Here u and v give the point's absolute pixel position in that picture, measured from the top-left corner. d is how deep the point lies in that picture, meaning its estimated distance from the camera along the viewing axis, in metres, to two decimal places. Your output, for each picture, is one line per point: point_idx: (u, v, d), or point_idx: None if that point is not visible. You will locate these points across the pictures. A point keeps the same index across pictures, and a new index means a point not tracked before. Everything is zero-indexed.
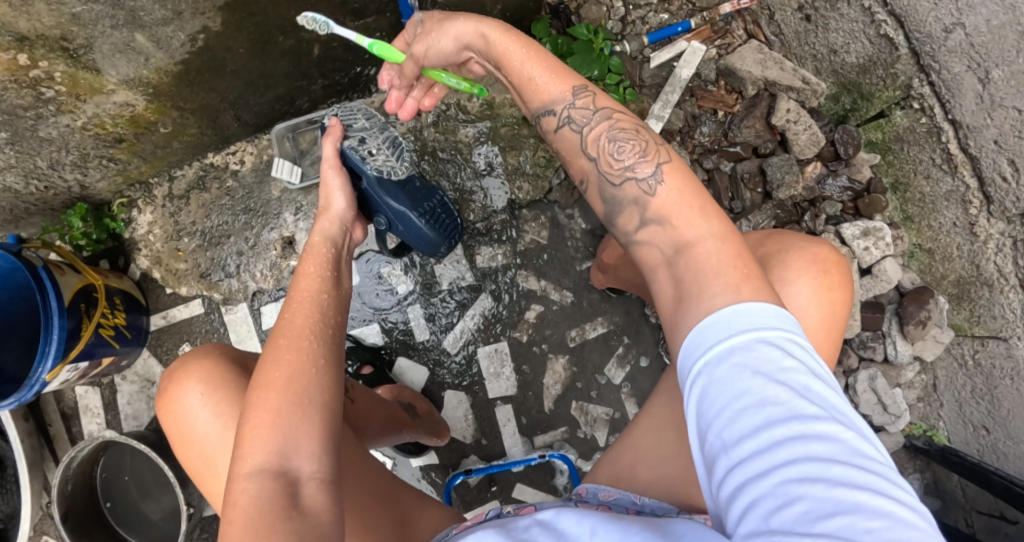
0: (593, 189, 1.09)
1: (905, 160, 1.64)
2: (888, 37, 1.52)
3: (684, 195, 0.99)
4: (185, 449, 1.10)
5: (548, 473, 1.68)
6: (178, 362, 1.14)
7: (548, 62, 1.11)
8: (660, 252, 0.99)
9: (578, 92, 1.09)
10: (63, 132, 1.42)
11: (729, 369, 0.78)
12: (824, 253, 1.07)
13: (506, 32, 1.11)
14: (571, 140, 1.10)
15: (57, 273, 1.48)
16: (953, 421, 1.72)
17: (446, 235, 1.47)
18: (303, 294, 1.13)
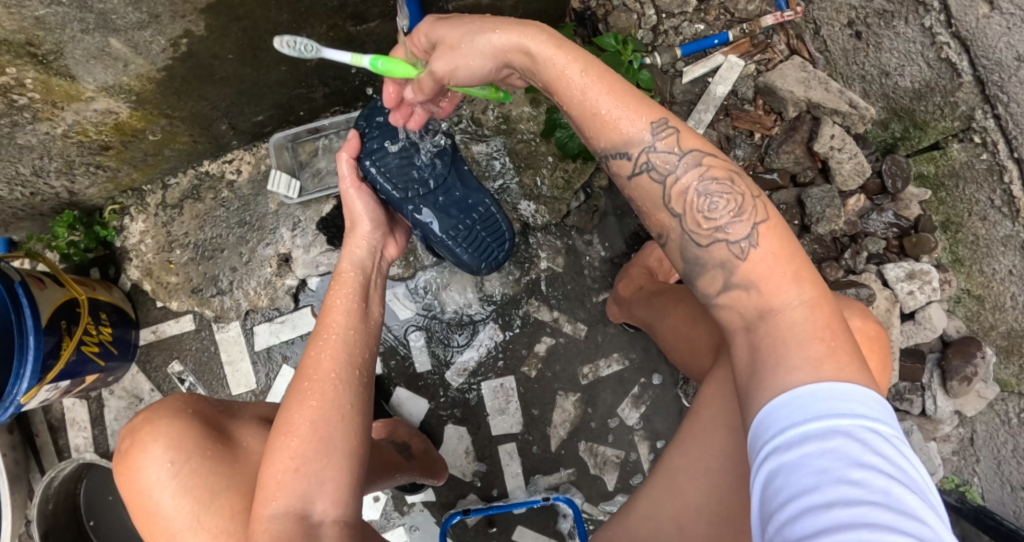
0: (672, 245, 0.95)
1: (959, 198, 1.49)
2: (950, 61, 1.36)
3: (777, 256, 0.87)
4: (149, 520, 1.16)
5: (552, 517, 1.58)
6: (141, 422, 1.19)
7: (621, 95, 0.95)
8: (745, 323, 0.88)
9: (660, 130, 0.93)
10: (43, 139, 1.32)
11: (799, 459, 0.69)
12: (869, 321, 1.02)
13: (561, 51, 0.95)
14: (651, 190, 0.95)
15: (37, 288, 1.39)
16: (989, 478, 1.55)
17: (480, 257, 1.39)
18: (331, 334, 1.18)
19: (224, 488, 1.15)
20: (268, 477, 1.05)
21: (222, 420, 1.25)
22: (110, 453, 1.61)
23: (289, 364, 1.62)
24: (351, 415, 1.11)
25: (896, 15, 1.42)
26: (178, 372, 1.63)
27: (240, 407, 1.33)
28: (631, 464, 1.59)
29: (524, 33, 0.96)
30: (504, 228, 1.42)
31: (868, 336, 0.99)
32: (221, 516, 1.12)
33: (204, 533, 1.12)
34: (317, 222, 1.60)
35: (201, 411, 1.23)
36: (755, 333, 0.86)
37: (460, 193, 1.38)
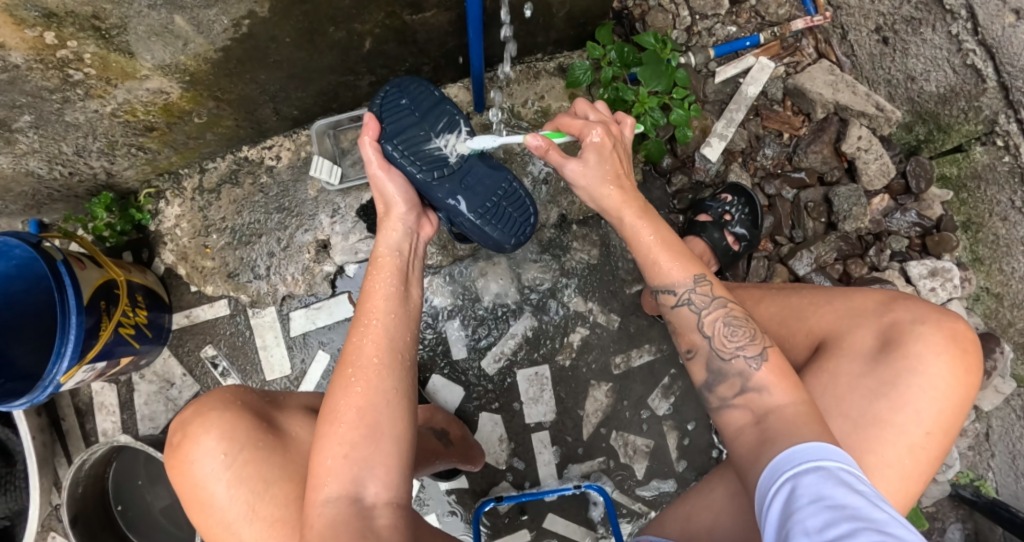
0: (699, 360, 1.09)
1: (981, 199, 1.55)
2: (975, 67, 1.42)
3: (779, 373, 1.01)
4: (203, 511, 1.18)
5: (583, 505, 1.61)
6: (189, 416, 1.21)
7: (659, 238, 1.12)
8: (753, 420, 0.99)
9: (697, 280, 1.10)
10: (91, 117, 1.31)
11: (815, 479, 0.82)
12: (960, 330, 1.06)
13: (613, 183, 1.15)
14: (685, 319, 1.11)
15: (78, 268, 1.37)
16: (1003, 472, 1.61)
17: (510, 234, 1.31)
18: (374, 322, 1.17)
19: (276, 477, 1.16)
20: (318, 462, 1.05)
21: (271, 410, 1.27)
22: (141, 437, 1.60)
23: (324, 350, 1.63)
24: (397, 400, 1.10)
25: (924, 22, 1.49)
26: (211, 357, 1.63)
27: (286, 396, 1.34)
28: (660, 454, 1.62)
29: (585, 157, 1.15)
30: (528, 205, 1.35)
31: (958, 345, 1.04)
32: (275, 505, 1.14)
33: (259, 522, 1.14)
34: (357, 209, 1.61)
35: (249, 402, 1.25)
36: (764, 427, 0.97)
37: (481, 168, 1.31)
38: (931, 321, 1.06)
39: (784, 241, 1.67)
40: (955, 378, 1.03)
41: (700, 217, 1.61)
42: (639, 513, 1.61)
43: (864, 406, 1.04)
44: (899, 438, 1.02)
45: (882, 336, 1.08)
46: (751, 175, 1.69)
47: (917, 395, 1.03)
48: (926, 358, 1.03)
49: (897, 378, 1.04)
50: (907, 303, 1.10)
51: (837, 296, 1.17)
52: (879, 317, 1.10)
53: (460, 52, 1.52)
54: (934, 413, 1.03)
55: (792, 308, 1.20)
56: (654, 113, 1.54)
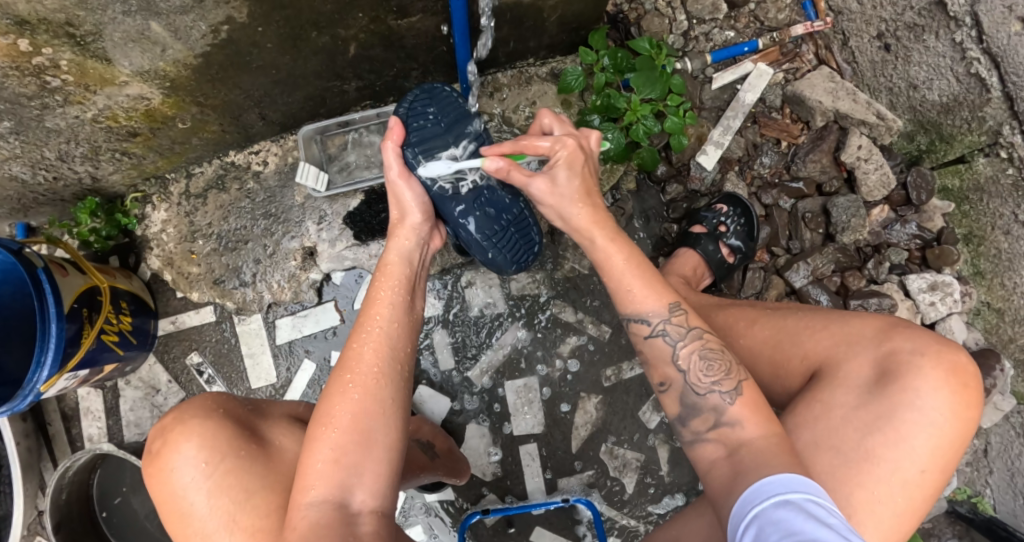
0: (672, 394, 1.09)
1: (983, 212, 1.51)
2: (980, 77, 1.38)
3: (752, 408, 1.01)
4: (183, 523, 1.15)
5: (571, 518, 1.58)
6: (171, 420, 1.20)
7: (630, 264, 1.14)
8: (724, 454, 1.00)
9: (673, 309, 1.11)
10: (72, 123, 1.29)
11: (787, 514, 0.82)
12: (961, 362, 1.03)
13: (582, 201, 1.18)
14: (659, 350, 1.11)
15: (60, 274, 1.36)
16: (1001, 489, 1.57)
17: (513, 260, 1.33)
18: (374, 326, 1.17)
19: (259, 486, 1.14)
20: (306, 466, 1.04)
21: (254, 420, 1.25)
22: (126, 443, 1.58)
23: (310, 358, 1.61)
24: (391, 408, 1.09)
25: (926, 29, 1.44)
26: (196, 364, 1.61)
27: (270, 405, 1.33)
28: (651, 468, 1.59)
29: (554, 174, 1.18)
30: (533, 234, 1.35)
31: (956, 378, 1.01)
32: (257, 515, 1.11)
33: (239, 532, 1.11)
34: (344, 216, 1.58)
35: (231, 411, 1.24)
36: (736, 460, 0.97)
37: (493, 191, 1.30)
38: (931, 353, 1.02)
39: (780, 252, 1.64)
40: (950, 412, 1.00)
41: (694, 228, 1.57)
42: (627, 527, 1.59)
43: (857, 441, 1.01)
44: (893, 473, 0.99)
45: (880, 367, 1.04)
46: (748, 184, 1.65)
47: (914, 432, 1.00)
48: (925, 393, 1.00)
49: (892, 413, 1.01)
50: (907, 332, 1.06)
51: (834, 319, 1.12)
52: (876, 345, 1.06)
53: (450, 58, 1.49)
54: (929, 449, 1.00)
55: (786, 330, 1.16)
56: (647, 120, 1.49)
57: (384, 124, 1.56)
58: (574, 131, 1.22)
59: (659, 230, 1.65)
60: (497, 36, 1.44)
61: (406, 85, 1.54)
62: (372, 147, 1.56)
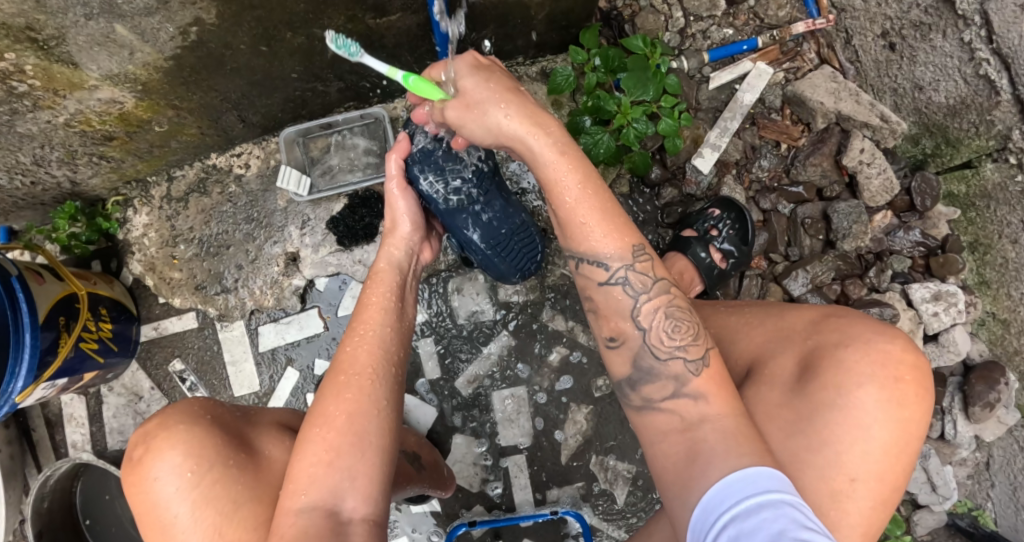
0: (625, 352, 1.00)
1: (989, 219, 1.44)
2: (988, 78, 1.31)
3: (718, 382, 0.93)
4: (165, 533, 1.13)
5: (560, 530, 1.55)
6: (156, 425, 1.17)
7: (584, 187, 0.99)
8: (681, 427, 0.93)
9: (636, 252, 1.00)
10: (44, 128, 1.26)
11: (757, 524, 0.75)
12: (898, 355, 0.95)
13: (506, 101, 1.01)
14: (618, 300, 1.00)
15: (37, 282, 1.33)
16: (1004, 505, 1.52)
17: (516, 268, 1.38)
18: (368, 329, 1.14)
19: (246, 498, 1.12)
20: (297, 469, 1.01)
21: (245, 428, 1.22)
22: (108, 451, 1.56)
23: (293, 366, 1.57)
24: (384, 412, 1.07)
25: (933, 28, 1.38)
26: (179, 371, 1.58)
27: (259, 411, 1.30)
28: (642, 479, 1.55)
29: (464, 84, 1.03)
30: (536, 243, 1.39)
31: (892, 374, 0.94)
32: (242, 529, 1.10)
33: None
34: (328, 221, 1.54)
35: (219, 416, 1.21)
36: (692, 436, 0.90)
37: (500, 202, 1.32)
38: (858, 343, 0.96)
39: (778, 259, 1.58)
40: (886, 413, 0.93)
41: (685, 231, 1.52)
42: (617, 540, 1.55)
43: (781, 442, 0.94)
44: (818, 478, 0.91)
45: (804, 362, 0.99)
46: (745, 188, 1.60)
47: (836, 432, 0.92)
48: (849, 389, 0.93)
49: (816, 412, 0.94)
50: (839, 323, 1.00)
51: (770, 314, 1.08)
52: (805, 338, 1.01)
53: (435, 58, 1.44)
54: (862, 455, 0.92)
55: (725, 328, 1.11)
56: (638, 124, 1.43)
57: (368, 126, 1.52)
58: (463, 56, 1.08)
59: (654, 235, 1.60)
60: (482, 35, 1.39)
61: (390, 87, 1.50)
62: (355, 150, 1.52)
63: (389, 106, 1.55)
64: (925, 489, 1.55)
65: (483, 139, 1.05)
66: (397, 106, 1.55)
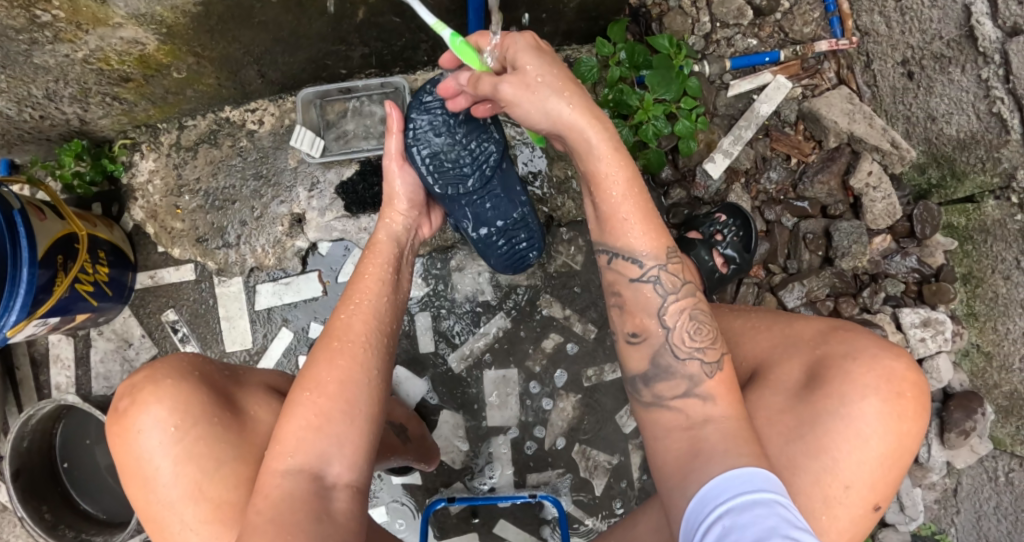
0: (645, 348, 1.02)
1: (985, 253, 1.48)
2: (1000, 116, 1.34)
3: (727, 386, 0.97)
4: (145, 486, 1.13)
5: (536, 514, 1.57)
6: (142, 378, 1.16)
7: (631, 187, 1.02)
8: (685, 425, 0.96)
9: (670, 255, 1.03)
10: (61, 62, 1.24)
11: (749, 519, 0.78)
12: (901, 371, 0.98)
13: (569, 93, 1.04)
14: (647, 299, 1.03)
15: (37, 218, 1.32)
16: (966, 530, 1.57)
17: (504, 263, 1.37)
18: (362, 300, 1.16)
19: (229, 458, 1.12)
20: (286, 430, 1.02)
21: (229, 388, 1.21)
22: (93, 396, 1.54)
23: (288, 328, 1.56)
24: (373, 384, 1.09)
25: (953, 61, 1.41)
26: (172, 321, 1.56)
27: (247, 372, 1.30)
28: (621, 473, 1.58)
29: (523, 67, 1.04)
30: (533, 242, 1.36)
31: (893, 388, 0.96)
32: (223, 487, 1.10)
33: (204, 503, 1.09)
34: (337, 186, 1.53)
35: (207, 374, 1.21)
36: (697, 435, 0.93)
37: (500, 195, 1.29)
38: (863, 357, 0.99)
39: (776, 270, 1.61)
40: (884, 425, 0.95)
41: (690, 233, 1.54)
42: (591, 528, 1.58)
43: (780, 446, 0.96)
44: (813, 479, 0.94)
45: (810, 370, 1.01)
46: (751, 197, 1.62)
47: (835, 439, 0.95)
48: (849, 397, 0.96)
49: (817, 418, 0.96)
50: (845, 337, 1.03)
51: (780, 322, 1.11)
52: (812, 349, 1.04)
53: (462, 34, 1.43)
54: (855, 463, 0.94)
55: (732, 331, 1.15)
56: (658, 121, 1.44)
57: (387, 95, 1.51)
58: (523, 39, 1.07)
59: None
60: (512, 16, 1.39)
61: (415, 57, 1.48)
62: (372, 118, 1.51)
63: (410, 78, 1.54)
64: (893, 508, 1.59)
65: (539, 125, 1.06)
66: (418, 79, 1.54)
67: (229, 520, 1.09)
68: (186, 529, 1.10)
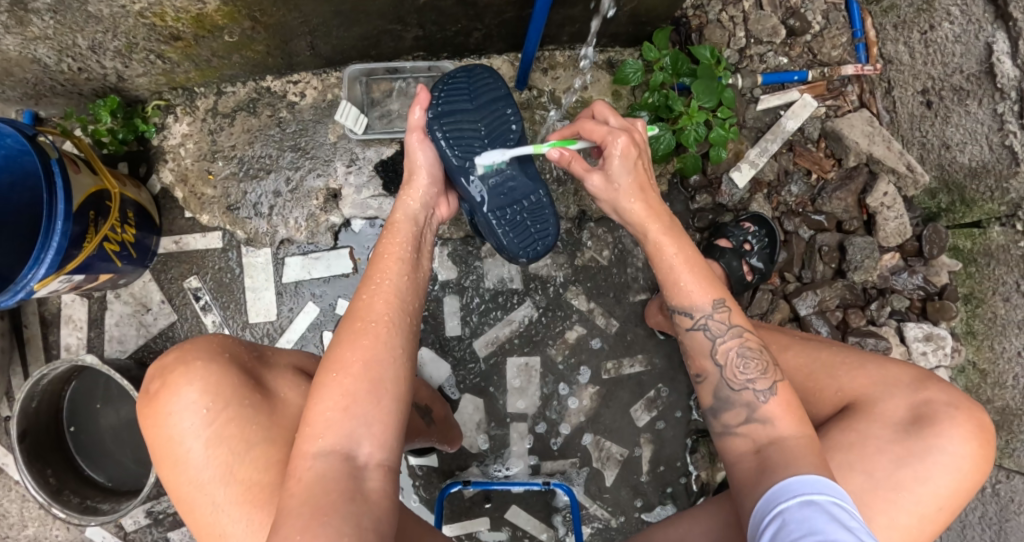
0: (708, 385, 1.08)
1: (987, 276, 1.57)
2: (1013, 149, 1.43)
3: (786, 406, 1.01)
4: (176, 470, 1.02)
5: (548, 502, 1.60)
6: (174, 358, 1.05)
7: (685, 260, 1.09)
8: (753, 448, 1.00)
9: (719, 305, 1.07)
10: (115, 13, 1.19)
11: (805, 513, 0.84)
12: (987, 422, 1.05)
13: (638, 196, 1.11)
14: (700, 344, 1.08)
15: (72, 170, 1.27)
16: (950, 537, 1.65)
17: (522, 248, 1.23)
18: (384, 278, 1.07)
19: (260, 439, 1.02)
20: (313, 412, 0.95)
21: (259, 369, 1.10)
22: (107, 358, 1.51)
23: (315, 302, 1.56)
24: (401, 361, 1.01)
25: (971, 94, 1.49)
26: (194, 288, 1.54)
27: (274, 352, 1.18)
28: (632, 467, 1.61)
29: (609, 167, 1.11)
30: (551, 226, 1.24)
31: (984, 436, 1.03)
32: (256, 469, 1.00)
33: (236, 485, 1.00)
34: (376, 164, 1.54)
35: (236, 357, 1.09)
36: (764, 457, 0.97)
37: (519, 175, 1.21)
38: (963, 407, 1.04)
39: (791, 279, 1.69)
40: (974, 465, 1.02)
41: (719, 241, 1.61)
42: (600, 519, 1.60)
43: (888, 470, 1.01)
44: (912, 506, 0.99)
45: (914, 410, 1.05)
46: (772, 208, 1.69)
47: (935, 472, 1.00)
48: (950, 440, 1.01)
49: (925, 452, 1.01)
50: (940, 384, 1.07)
51: (871, 360, 1.13)
52: (913, 390, 1.07)
53: (515, 27, 1.46)
54: (947, 493, 1.01)
55: (823, 361, 1.16)
56: (700, 127, 1.50)
57: (433, 79, 1.54)
58: (626, 123, 1.14)
59: None
60: (568, 13, 1.42)
61: (464, 44, 1.50)
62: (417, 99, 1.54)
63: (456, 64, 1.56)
64: None
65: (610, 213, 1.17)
66: (464, 66, 1.56)
67: (265, 504, 0.98)
68: (218, 513, 1.00)
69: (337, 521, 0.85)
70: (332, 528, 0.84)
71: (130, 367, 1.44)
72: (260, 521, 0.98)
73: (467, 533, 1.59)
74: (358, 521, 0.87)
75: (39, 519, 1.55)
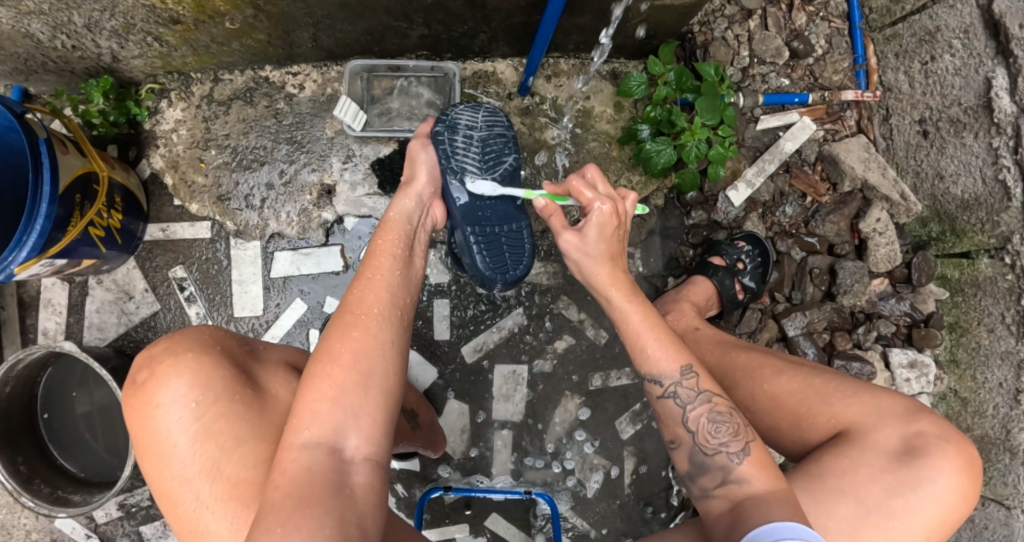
0: (681, 451, 1.07)
1: (973, 306, 1.58)
2: (1005, 183, 1.44)
3: (759, 466, 1.00)
4: (159, 464, 0.99)
5: (528, 511, 1.58)
6: (161, 347, 1.03)
7: (651, 323, 1.12)
8: (730, 507, 0.99)
9: (686, 371, 1.08)
10: None
11: None
12: (974, 456, 1.05)
13: (608, 263, 1.16)
14: (669, 411, 1.09)
15: (60, 151, 1.23)
16: None
17: (492, 269, 1.23)
18: (377, 274, 1.09)
19: (249, 436, 0.99)
20: (303, 403, 0.94)
21: (250, 363, 1.08)
22: (85, 345, 1.47)
23: (303, 298, 1.53)
24: (391, 353, 1.01)
25: (967, 127, 1.50)
26: (179, 278, 1.51)
27: (266, 346, 1.16)
28: (613, 481, 1.60)
29: (585, 229, 1.16)
30: (524, 256, 1.25)
31: (973, 470, 1.04)
32: (245, 466, 0.98)
33: (222, 482, 0.97)
34: (372, 161, 1.52)
35: (228, 350, 1.07)
36: (742, 514, 0.97)
37: (500, 201, 1.25)
38: (954, 441, 1.04)
39: (781, 299, 1.70)
40: (961, 497, 1.03)
41: (713, 258, 1.61)
42: (580, 530, 1.60)
43: (880, 499, 1.01)
44: (900, 534, 1.00)
45: (906, 441, 1.05)
46: (766, 228, 1.70)
47: (924, 504, 1.01)
48: (940, 472, 1.02)
49: (916, 483, 1.02)
50: (932, 416, 1.07)
51: (864, 389, 1.12)
52: (905, 422, 1.07)
53: (521, 32, 1.45)
54: (936, 524, 1.02)
55: (815, 387, 1.15)
56: (700, 144, 1.50)
57: (435, 79, 1.52)
58: (613, 194, 1.18)
59: (675, 251, 1.69)
60: (575, 21, 1.42)
61: (468, 45, 1.49)
62: (418, 99, 1.52)
63: (458, 65, 1.55)
64: None
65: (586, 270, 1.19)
66: (466, 68, 1.56)
67: (251, 502, 0.96)
68: (202, 510, 0.97)
69: (320, 513, 0.83)
70: (315, 521, 0.82)
71: (109, 355, 1.41)
72: (245, 519, 0.95)
73: (445, 539, 1.57)
74: (341, 513, 0.85)
75: (7, 506, 1.51)
